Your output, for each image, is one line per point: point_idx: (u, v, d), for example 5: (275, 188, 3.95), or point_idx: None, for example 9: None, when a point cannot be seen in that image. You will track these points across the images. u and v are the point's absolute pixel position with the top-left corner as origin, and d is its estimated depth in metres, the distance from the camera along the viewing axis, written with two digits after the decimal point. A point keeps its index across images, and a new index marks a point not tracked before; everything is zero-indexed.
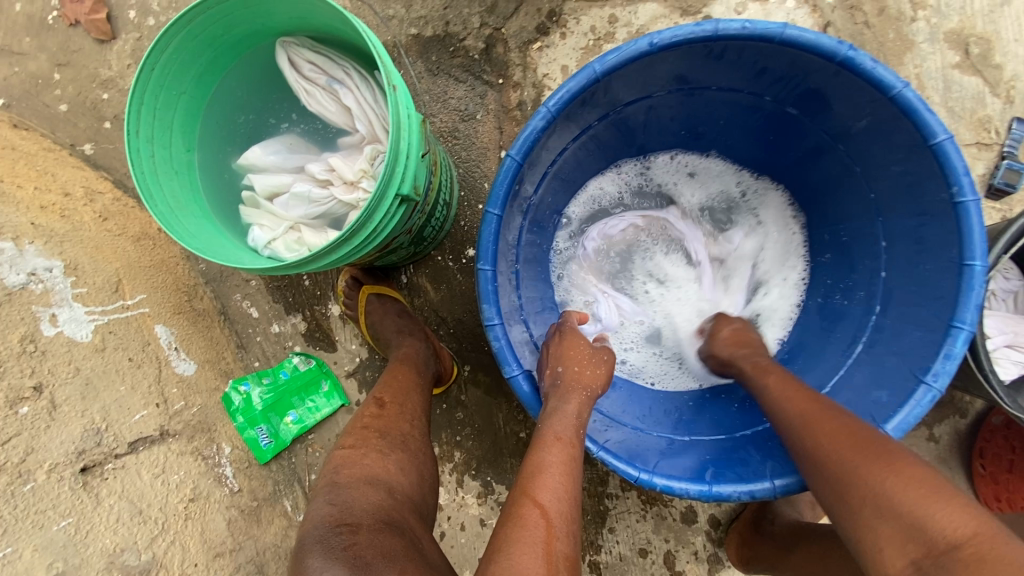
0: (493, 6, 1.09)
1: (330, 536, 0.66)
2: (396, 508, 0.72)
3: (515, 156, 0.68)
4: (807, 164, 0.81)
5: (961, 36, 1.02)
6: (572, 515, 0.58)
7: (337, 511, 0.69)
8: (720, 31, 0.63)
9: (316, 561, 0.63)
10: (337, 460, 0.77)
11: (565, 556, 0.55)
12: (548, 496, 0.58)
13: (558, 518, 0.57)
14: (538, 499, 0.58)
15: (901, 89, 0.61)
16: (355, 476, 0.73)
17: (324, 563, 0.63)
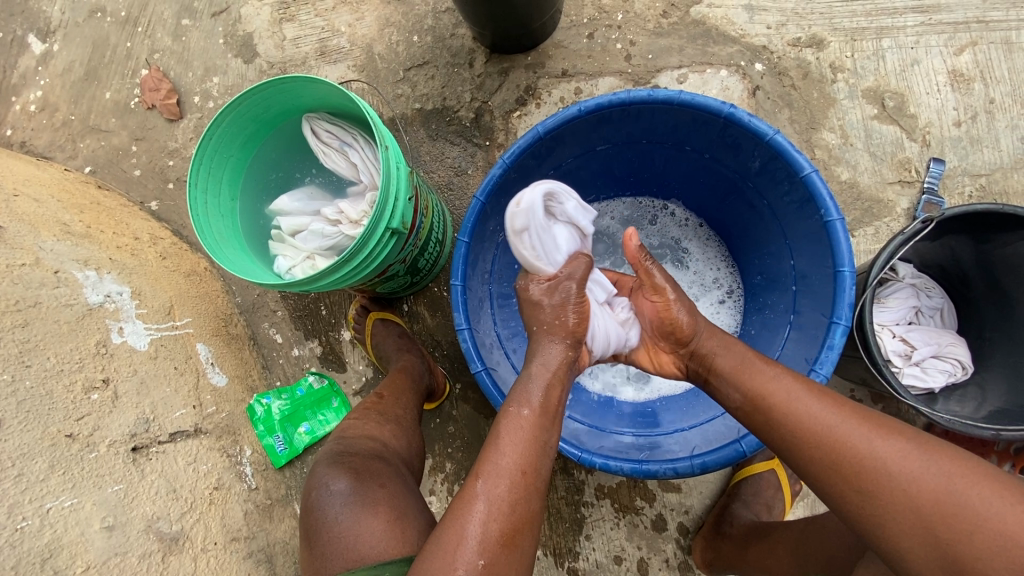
0: (481, 84, 1.34)
1: (335, 457, 0.86)
2: (387, 454, 0.91)
3: (481, 197, 0.87)
4: (730, 199, 0.98)
5: (877, 92, 1.17)
6: (513, 486, 0.62)
7: (343, 446, 0.89)
8: (630, 98, 0.82)
9: (321, 468, 0.85)
10: (344, 425, 0.96)
11: (497, 528, 0.60)
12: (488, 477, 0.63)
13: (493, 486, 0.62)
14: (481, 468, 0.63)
15: (770, 135, 0.78)
16: (357, 433, 0.92)
17: (326, 470, 0.84)
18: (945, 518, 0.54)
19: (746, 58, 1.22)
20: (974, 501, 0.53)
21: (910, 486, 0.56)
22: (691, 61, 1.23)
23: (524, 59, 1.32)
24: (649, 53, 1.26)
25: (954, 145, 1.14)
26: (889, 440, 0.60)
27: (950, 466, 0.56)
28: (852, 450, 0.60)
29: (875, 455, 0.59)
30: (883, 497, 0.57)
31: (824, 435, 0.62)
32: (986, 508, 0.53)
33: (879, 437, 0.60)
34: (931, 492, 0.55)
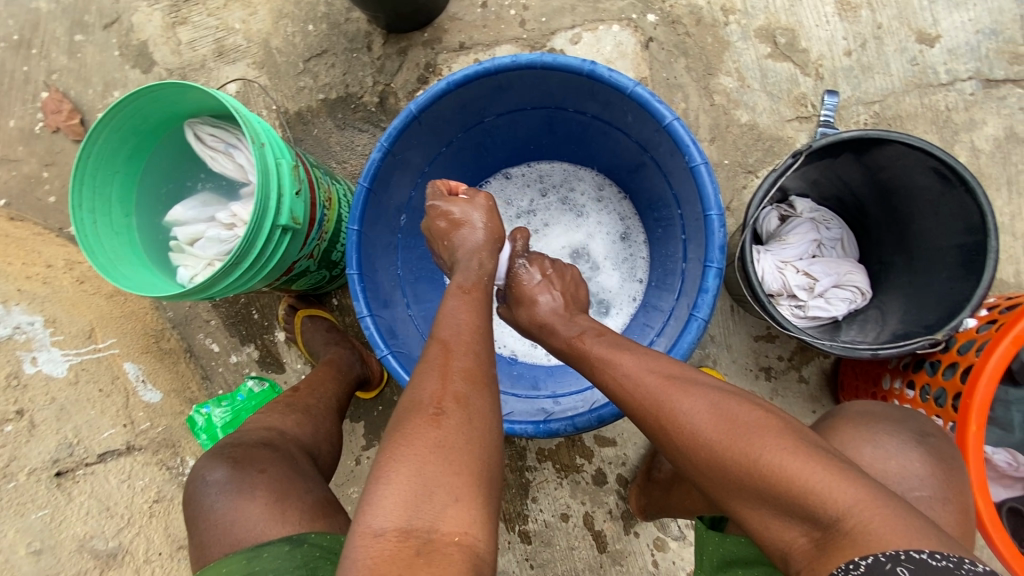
0: (382, 67, 1.32)
1: (219, 449, 0.85)
2: (281, 440, 0.89)
3: (363, 182, 0.87)
4: (622, 155, 0.98)
5: (768, 30, 1.17)
6: (472, 343, 0.68)
7: (235, 439, 0.88)
8: (497, 66, 0.82)
9: (204, 459, 0.83)
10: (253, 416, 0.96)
11: (461, 371, 0.64)
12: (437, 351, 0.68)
13: (457, 344, 0.68)
14: (440, 336, 0.69)
15: (632, 87, 0.78)
16: (257, 424, 0.92)
17: (209, 460, 0.83)
18: (718, 467, 0.60)
19: (638, 10, 1.20)
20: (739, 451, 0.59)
21: (693, 440, 0.63)
22: (584, 19, 1.22)
23: (420, 36, 1.30)
24: (542, 16, 1.24)
25: (846, 75, 1.14)
26: (687, 401, 0.65)
27: (719, 421, 0.62)
28: (655, 413, 0.67)
29: (671, 416, 0.65)
30: (680, 438, 0.64)
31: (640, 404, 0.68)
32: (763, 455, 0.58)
33: (677, 399, 0.65)
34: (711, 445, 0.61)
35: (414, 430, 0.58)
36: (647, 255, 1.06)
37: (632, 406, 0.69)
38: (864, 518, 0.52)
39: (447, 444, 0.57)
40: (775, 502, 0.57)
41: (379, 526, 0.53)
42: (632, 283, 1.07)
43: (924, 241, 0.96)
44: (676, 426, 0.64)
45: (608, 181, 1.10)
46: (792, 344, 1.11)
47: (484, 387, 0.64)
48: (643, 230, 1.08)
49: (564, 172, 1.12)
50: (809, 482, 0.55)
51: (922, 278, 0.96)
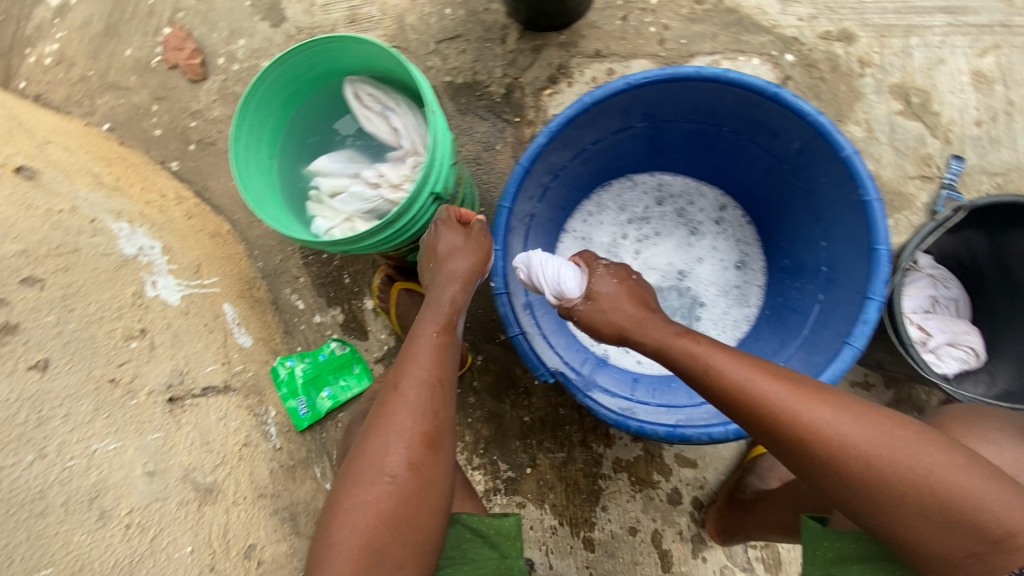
0: (514, 60, 1.35)
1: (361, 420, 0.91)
2: None
3: (523, 163, 0.89)
4: (764, 181, 1.00)
5: (902, 88, 1.20)
6: (432, 385, 0.75)
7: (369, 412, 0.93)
8: (680, 74, 0.84)
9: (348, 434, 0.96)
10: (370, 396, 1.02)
11: (417, 432, 0.72)
12: (397, 412, 0.73)
13: (409, 387, 0.74)
14: (398, 382, 0.75)
15: (814, 116, 0.80)
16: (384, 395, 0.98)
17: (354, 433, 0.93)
18: (868, 484, 0.63)
19: (778, 48, 1.24)
20: (891, 469, 0.62)
21: (840, 456, 0.64)
22: (724, 48, 1.25)
23: (557, 37, 1.33)
24: (683, 38, 1.27)
25: (973, 144, 1.17)
26: (825, 416, 0.66)
27: (867, 439, 0.64)
28: (795, 427, 0.66)
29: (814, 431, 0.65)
30: (825, 453, 0.65)
31: (773, 420, 0.68)
32: (920, 468, 0.62)
33: (815, 414, 0.66)
34: (864, 460, 0.63)
35: (351, 494, 0.69)
36: (761, 283, 1.08)
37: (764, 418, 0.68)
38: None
39: (390, 511, 0.69)
40: (932, 516, 0.61)
41: None
42: (742, 305, 1.08)
43: None
44: (820, 442, 0.65)
45: (733, 204, 1.13)
46: (887, 395, 1.12)
47: (437, 450, 0.73)
48: (762, 257, 1.10)
49: (691, 188, 1.13)
50: (964, 496, 0.60)
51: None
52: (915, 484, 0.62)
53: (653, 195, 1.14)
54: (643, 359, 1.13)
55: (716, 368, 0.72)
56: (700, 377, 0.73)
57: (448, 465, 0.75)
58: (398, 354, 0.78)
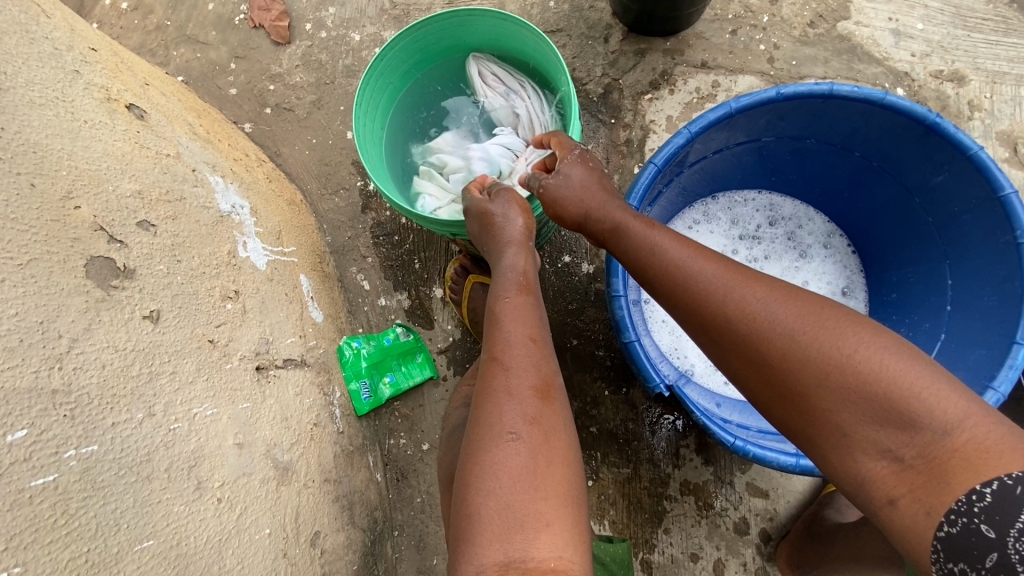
0: (614, 61, 1.32)
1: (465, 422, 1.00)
2: None
3: (657, 163, 0.85)
4: (885, 212, 0.98)
5: (1011, 136, 1.19)
6: (528, 346, 0.69)
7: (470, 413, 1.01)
8: (836, 91, 0.82)
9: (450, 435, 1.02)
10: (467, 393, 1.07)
11: (527, 387, 0.64)
12: (501, 370, 0.67)
13: (511, 356, 0.68)
14: (497, 351, 0.69)
15: (976, 150, 0.78)
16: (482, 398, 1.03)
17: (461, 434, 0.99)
18: (810, 381, 0.56)
19: (888, 81, 1.22)
20: (847, 362, 0.54)
21: (776, 352, 0.59)
22: (835, 74, 1.24)
23: (662, 43, 1.31)
24: (792, 59, 1.25)
25: None
26: (774, 315, 0.60)
27: (796, 333, 0.58)
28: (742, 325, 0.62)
29: (760, 327, 0.61)
30: (772, 352, 0.59)
31: (730, 322, 0.63)
32: (870, 360, 0.53)
33: (765, 312, 0.61)
34: (797, 357, 0.57)
35: (484, 458, 0.59)
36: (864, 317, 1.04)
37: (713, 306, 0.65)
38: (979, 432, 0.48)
39: (524, 469, 0.57)
40: (899, 424, 0.51)
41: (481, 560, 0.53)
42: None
43: None
44: (763, 339, 0.60)
45: (838, 232, 1.09)
46: None
47: (553, 399, 0.65)
48: (864, 291, 1.06)
49: (799, 214, 1.10)
50: (921, 393, 0.50)
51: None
52: (859, 380, 0.53)
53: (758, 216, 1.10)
54: (729, 380, 1.08)
55: (688, 274, 0.68)
56: (659, 274, 0.71)
57: (571, 429, 0.64)
58: (488, 323, 0.74)
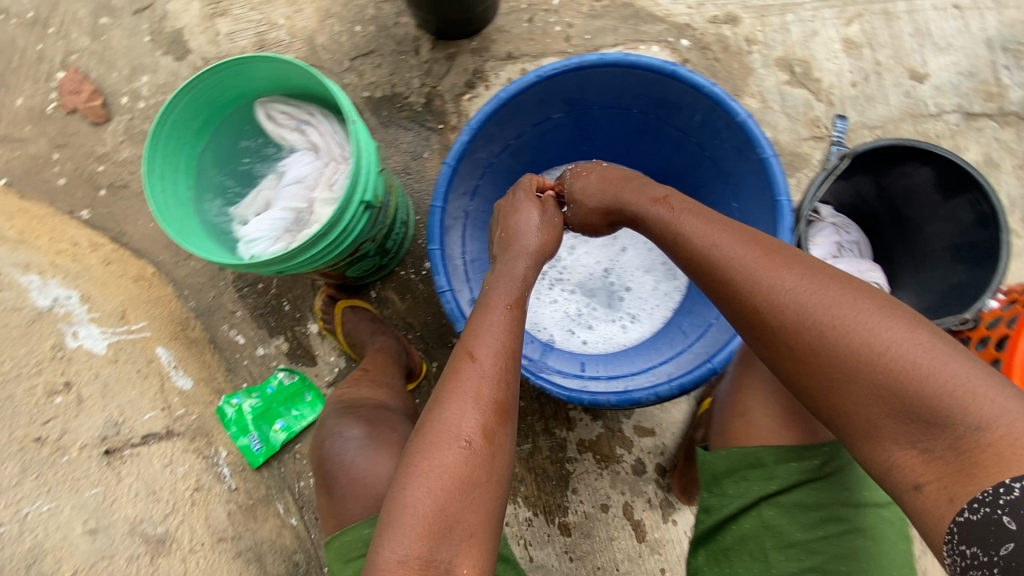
0: (429, 70, 1.37)
1: (341, 411, 0.99)
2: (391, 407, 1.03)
3: (451, 163, 0.91)
4: (676, 156, 1.07)
5: (786, 61, 1.32)
6: (499, 357, 0.73)
7: (347, 404, 1.02)
8: (584, 63, 0.90)
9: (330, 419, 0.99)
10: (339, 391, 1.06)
11: (491, 401, 0.69)
12: (473, 375, 0.71)
13: (483, 360, 0.72)
14: (474, 353, 0.73)
15: (709, 89, 0.87)
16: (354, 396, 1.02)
17: (336, 422, 0.98)
18: (830, 357, 0.62)
19: (673, 35, 1.33)
20: (851, 343, 0.61)
21: (794, 315, 0.65)
22: (625, 39, 1.33)
23: (468, 43, 1.37)
24: (586, 34, 1.34)
25: (853, 103, 1.30)
26: (785, 276, 0.67)
27: (825, 310, 0.63)
28: (744, 300, 0.69)
29: (768, 294, 0.67)
30: (773, 319, 0.67)
31: (718, 282, 0.72)
32: (897, 346, 0.59)
33: (775, 279, 0.68)
34: (813, 324, 0.63)
35: (435, 451, 0.66)
36: None
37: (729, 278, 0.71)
38: (1011, 425, 0.52)
39: (467, 474, 0.65)
40: (911, 417, 0.57)
41: (402, 552, 0.62)
42: (670, 280, 1.18)
43: (926, 243, 1.12)
44: (774, 311, 0.66)
45: None
46: None
47: (508, 421, 0.70)
48: None
49: (614, 179, 1.22)
50: (949, 373, 0.56)
51: (928, 274, 1.11)
52: (892, 365, 0.58)
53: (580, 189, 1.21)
54: (587, 340, 1.16)
55: (705, 249, 0.74)
56: (672, 244, 0.80)
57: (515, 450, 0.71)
58: (464, 330, 0.77)
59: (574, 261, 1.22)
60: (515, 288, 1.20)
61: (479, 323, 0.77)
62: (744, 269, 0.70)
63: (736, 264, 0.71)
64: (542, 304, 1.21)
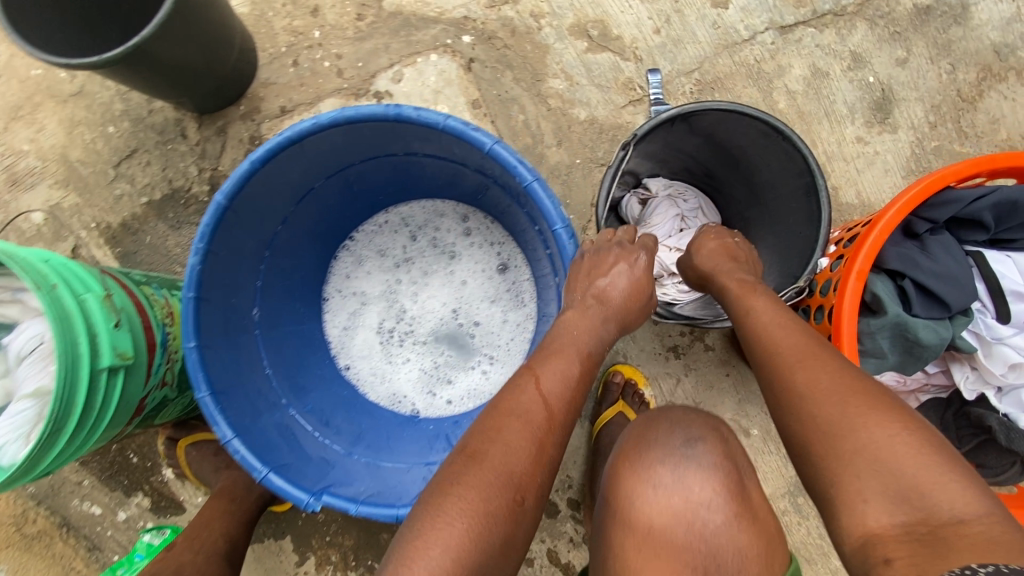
0: (203, 152, 1.21)
1: None
2: None
3: (190, 293, 0.78)
4: (468, 184, 0.95)
5: (580, 26, 1.19)
6: (569, 382, 0.68)
7: None
8: (296, 134, 0.77)
9: None
10: None
11: (558, 442, 0.65)
12: (540, 403, 0.65)
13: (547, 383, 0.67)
14: (536, 371, 0.69)
15: (442, 123, 0.74)
16: None
17: None
18: (814, 431, 0.58)
19: (451, 35, 1.19)
20: (855, 433, 0.55)
21: (802, 402, 0.60)
22: (400, 55, 1.18)
23: (236, 109, 1.21)
24: (358, 61, 1.19)
25: (661, 51, 1.18)
26: (810, 364, 0.62)
27: (830, 380, 0.59)
28: (776, 360, 0.66)
29: (788, 375, 0.63)
30: (803, 402, 0.60)
31: (772, 357, 0.67)
32: (880, 434, 0.54)
33: (796, 359, 0.63)
34: (823, 414, 0.58)
35: (469, 484, 0.59)
36: (528, 279, 1.02)
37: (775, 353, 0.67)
38: (966, 517, 0.48)
39: (485, 533, 0.57)
40: (903, 504, 0.51)
41: None
42: (520, 309, 1.03)
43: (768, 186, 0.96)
44: (803, 382, 0.61)
45: (469, 209, 1.05)
46: None
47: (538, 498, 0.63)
48: (517, 252, 1.03)
49: (428, 214, 1.06)
50: (903, 461, 0.52)
51: (776, 227, 0.96)
52: (868, 449, 0.54)
53: (393, 236, 1.07)
54: (452, 398, 1.02)
55: (759, 323, 0.71)
56: (739, 317, 0.76)
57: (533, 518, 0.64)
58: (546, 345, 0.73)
59: (416, 315, 1.05)
60: (360, 364, 1.04)
61: (551, 365, 0.69)
62: (777, 342, 0.68)
63: (770, 338, 0.69)
64: (396, 372, 1.04)
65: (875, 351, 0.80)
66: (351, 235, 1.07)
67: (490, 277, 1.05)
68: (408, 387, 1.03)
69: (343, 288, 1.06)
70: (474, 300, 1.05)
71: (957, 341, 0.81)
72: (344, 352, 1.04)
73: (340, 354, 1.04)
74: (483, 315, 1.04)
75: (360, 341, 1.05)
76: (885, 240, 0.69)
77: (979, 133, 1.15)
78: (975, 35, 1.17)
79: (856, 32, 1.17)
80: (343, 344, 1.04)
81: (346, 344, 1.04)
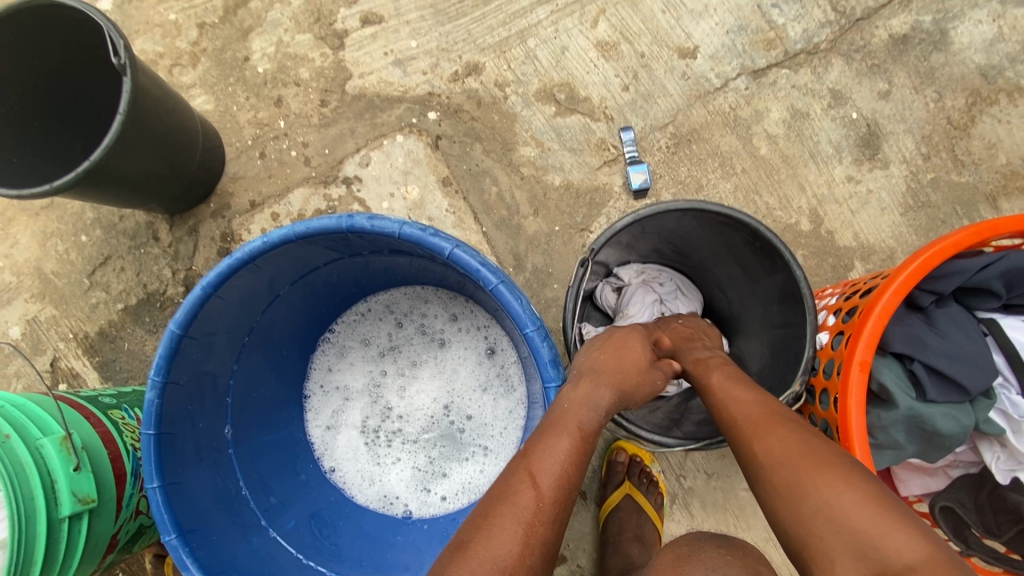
0: (176, 252, 1.19)
1: None
2: None
3: (150, 430, 0.73)
4: (440, 274, 0.91)
5: (546, 91, 1.16)
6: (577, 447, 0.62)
7: None
8: (248, 254, 0.73)
9: None
10: None
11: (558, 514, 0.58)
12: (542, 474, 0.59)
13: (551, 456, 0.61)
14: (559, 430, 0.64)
15: (399, 230, 0.71)
16: None
17: None
18: (784, 499, 0.54)
19: (416, 113, 1.17)
20: (814, 495, 0.52)
21: (766, 467, 0.57)
22: (366, 139, 1.16)
23: (206, 208, 1.19)
24: (325, 148, 1.17)
25: (632, 108, 1.14)
26: (768, 429, 0.60)
27: (790, 445, 0.57)
28: (739, 426, 0.62)
29: (751, 438, 0.60)
30: (764, 467, 0.57)
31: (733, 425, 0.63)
32: (838, 496, 0.51)
33: (756, 420, 0.61)
34: (781, 475, 0.55)
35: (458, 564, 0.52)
36: (515, 363, 0.97)
37: (732, 424, 0.64)
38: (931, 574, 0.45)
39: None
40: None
41: None
42: (510, 395, 0.97)
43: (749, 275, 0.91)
44: (763, 448, 0.58)
45: (447, 293, 1.01)
46: None
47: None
48: (500, 335, 0.98)
49: (411, 301, 1.02)
50: (860, 519, 0.49)
51: (766, 302, 0.89)
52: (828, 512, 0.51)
53: (374, 326, 1.02)
54: (446, 493, 0.96)
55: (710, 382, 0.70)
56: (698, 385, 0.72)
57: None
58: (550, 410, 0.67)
59: (408, 405, 1.01)
60: (347, 466, 0.99)
61: (541, 445, 0.62)
62: (739, 410, 0.64)
63: (734, 403, 0.65)
64: (383, 470, 0.98)
65: (889, 444, 0.76)
66: (330, 326, 1.02)
67: (478, 363, 1.00)
68: (398, 487, 0.97)
69: (324, 385, 1.02)
70: (462, 388, 1.00)
71: (981, 427, 0.75)
72: (328, 454, 0.99)
73: (324, 456, 0.99)
74: (469, 405, 0.99)
75: (345, 441, 0.99)
76: (884, 329, 0.64)
77: (977, 160, 1.09)
78: (958, 60, 1.12)
79: (833, 69, 1.13)
80: (327, 446, 0.99)
81: (331, 445, 0.99)
